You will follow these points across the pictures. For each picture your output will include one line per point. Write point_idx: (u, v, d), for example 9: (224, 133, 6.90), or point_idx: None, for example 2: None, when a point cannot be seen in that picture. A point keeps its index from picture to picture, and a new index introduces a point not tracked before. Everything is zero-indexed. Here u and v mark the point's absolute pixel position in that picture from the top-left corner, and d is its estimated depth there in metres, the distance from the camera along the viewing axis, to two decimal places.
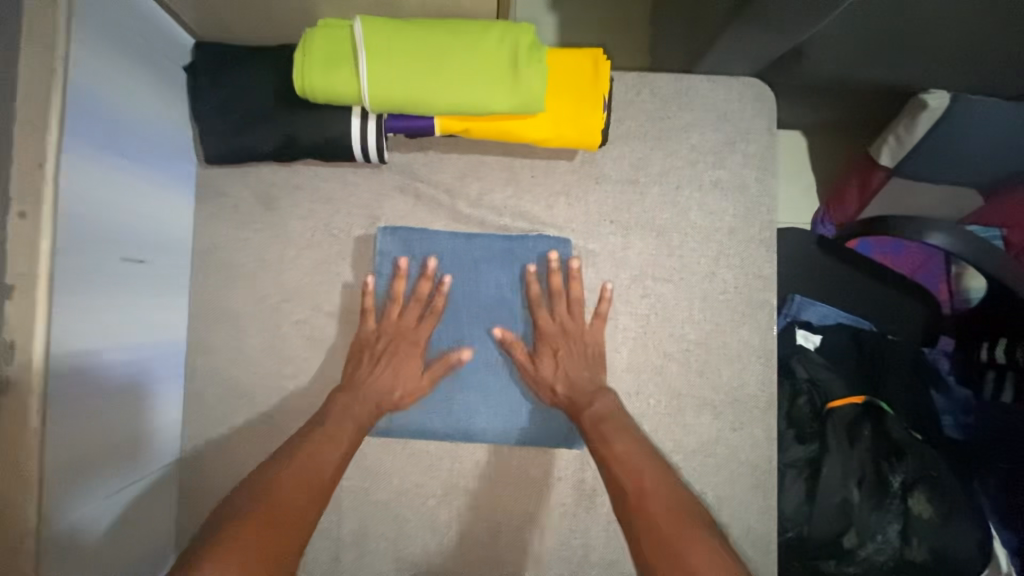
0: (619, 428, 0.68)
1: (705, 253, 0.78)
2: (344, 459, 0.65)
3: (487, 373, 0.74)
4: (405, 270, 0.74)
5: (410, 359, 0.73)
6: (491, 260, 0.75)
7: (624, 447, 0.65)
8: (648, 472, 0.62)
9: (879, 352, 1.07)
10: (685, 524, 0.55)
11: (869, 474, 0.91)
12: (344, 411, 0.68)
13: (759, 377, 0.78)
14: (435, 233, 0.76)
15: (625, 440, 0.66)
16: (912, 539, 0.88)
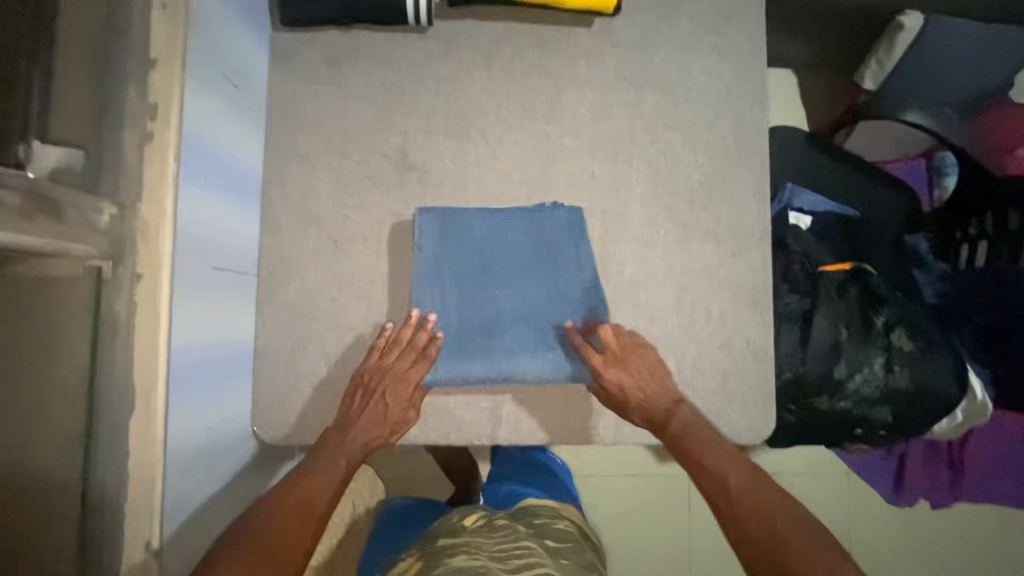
0: (700, 438, 0.79)
1: (707, 107, 0.91)
2: (337, 489, 0.75)
3: (523, 309, 0.86)
4: (446, 214, 0.86)
5: (399, 401, 0.82)
6: (513, 218, 0.87)
7: (707, 453, 0.77)
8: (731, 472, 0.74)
9: (860, 233, 1.21)
10: (773, 520, 0.67)
11: (855, 319, 1.03)
12: (336, 451, 0.78)
13: (755, 212, 0.90)
14: (463, 209, 0.87)
15: (703, 444, 0.78)
16: (894, 370, 1.00)
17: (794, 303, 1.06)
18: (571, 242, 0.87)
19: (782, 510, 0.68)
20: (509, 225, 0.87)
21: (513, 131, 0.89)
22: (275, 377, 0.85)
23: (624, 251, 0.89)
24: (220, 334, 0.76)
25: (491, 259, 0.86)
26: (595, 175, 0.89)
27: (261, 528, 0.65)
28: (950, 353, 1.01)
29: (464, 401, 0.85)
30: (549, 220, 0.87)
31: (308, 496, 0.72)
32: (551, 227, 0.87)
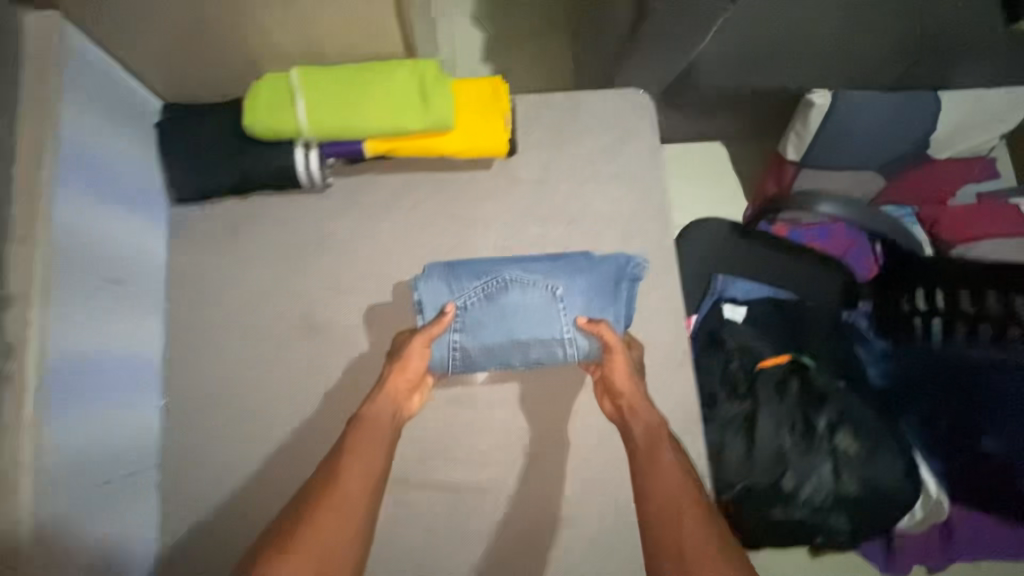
0: (663, 446, 0.72)
1: (613, 234, 0.91)
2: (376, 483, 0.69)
3: (530, 296, 0.84)
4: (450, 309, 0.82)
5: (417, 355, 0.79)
6: (539, 263, 0.86)
7: (668, 461, 0.70)
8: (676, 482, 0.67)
9: (798, 317, 1.20)
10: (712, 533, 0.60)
11: (797, 422, 1.01)
12: (373, 442, 0.72)
13: (673, 334, 0.88)
14: (493, 269, 0.85)
15: (667, 464, 0.70)
16: (844, 476, 0.97)
17: (735, 409, 1.05)
18: (588, 262, 0.86)
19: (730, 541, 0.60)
20: (530, 268, 0.85)
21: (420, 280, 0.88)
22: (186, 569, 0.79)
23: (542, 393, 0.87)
24: (111, 542, 0.71)
25: (512, 285, 0.84)
26: None
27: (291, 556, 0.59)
28: (898, 448, 0.98)
29: None
30: (572, 263, 0.86)
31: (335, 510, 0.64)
32: (585, 270, 0.86)
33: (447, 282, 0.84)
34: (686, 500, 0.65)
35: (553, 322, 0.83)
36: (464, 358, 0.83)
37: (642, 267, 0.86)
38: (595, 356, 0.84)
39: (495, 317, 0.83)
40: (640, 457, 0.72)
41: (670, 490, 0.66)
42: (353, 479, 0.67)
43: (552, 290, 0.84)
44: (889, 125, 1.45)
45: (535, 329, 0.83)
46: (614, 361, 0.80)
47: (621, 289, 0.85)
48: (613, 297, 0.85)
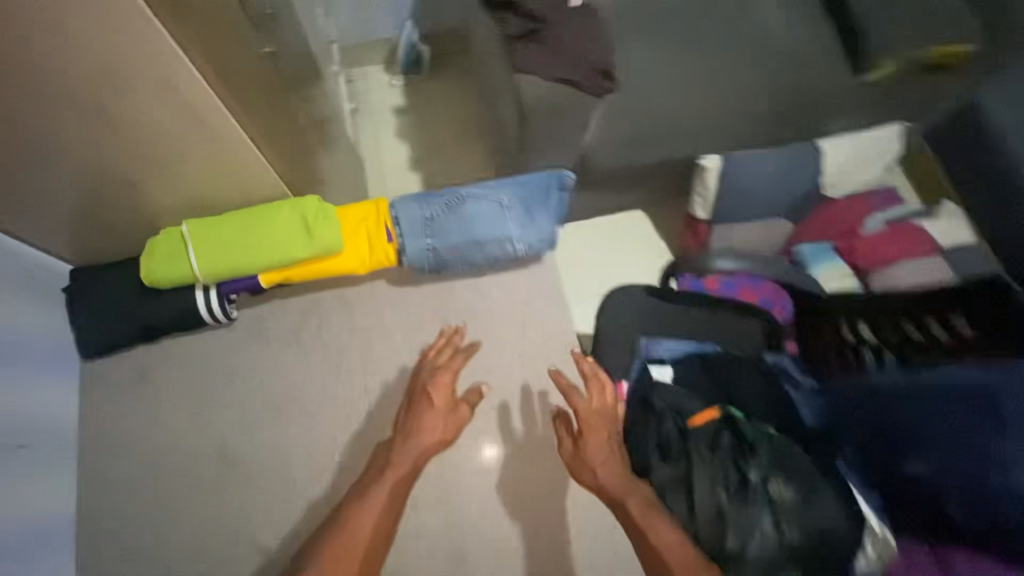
0: (654, 515, 0.86)
1: None
2: (399, 492, 0.78)
3: (477, 212, 0.91)
4: (397, 231, 0.91)
5: (439, 395, 0.88)
6: (480, 181, 0.95)
7: (663, 532, 0.83)
8: (670, 544, 0.82)
9: (725, 369, 1.22)
10: None
11: (732, 477, 1.00)
12: (395, 464, 0.81)
13: (582, 407, 0.95)
14: (448, 188, 0.95)
15: (665, 529, 0.83)
16: (784, 526, 0.95)
17: (667, 469, 1.04)
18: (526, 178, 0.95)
19: None
20: (480, 183, 0.94)
21: (334, 396, 0.91)
22: None
23: None
24: None
25: (465, 194, 0.93)
26: None
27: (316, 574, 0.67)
28: (830, 485, 0.98)
29: None
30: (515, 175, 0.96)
31: (357, 528, 0.72)
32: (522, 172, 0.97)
33: (411, 201, 0.93)
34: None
35: (500, 230, 0.92)
36: (436, 257, 0.92)
37: (570, 178, 0.94)
38: (531, 256, 0.95)
39: (454, 226, 0.91)
40: (640, 525, 0.84)
41: (667, 555, 0.80)
42: (376, 514, 0.74)
43: (498, 203, 0.92)
44: (781, 177, 1.59)
45: (481, 230, 0.91)
46: (587, 439, 0.94)
47: (553, 193, 0.93)
48: (546, 200, 0.93)
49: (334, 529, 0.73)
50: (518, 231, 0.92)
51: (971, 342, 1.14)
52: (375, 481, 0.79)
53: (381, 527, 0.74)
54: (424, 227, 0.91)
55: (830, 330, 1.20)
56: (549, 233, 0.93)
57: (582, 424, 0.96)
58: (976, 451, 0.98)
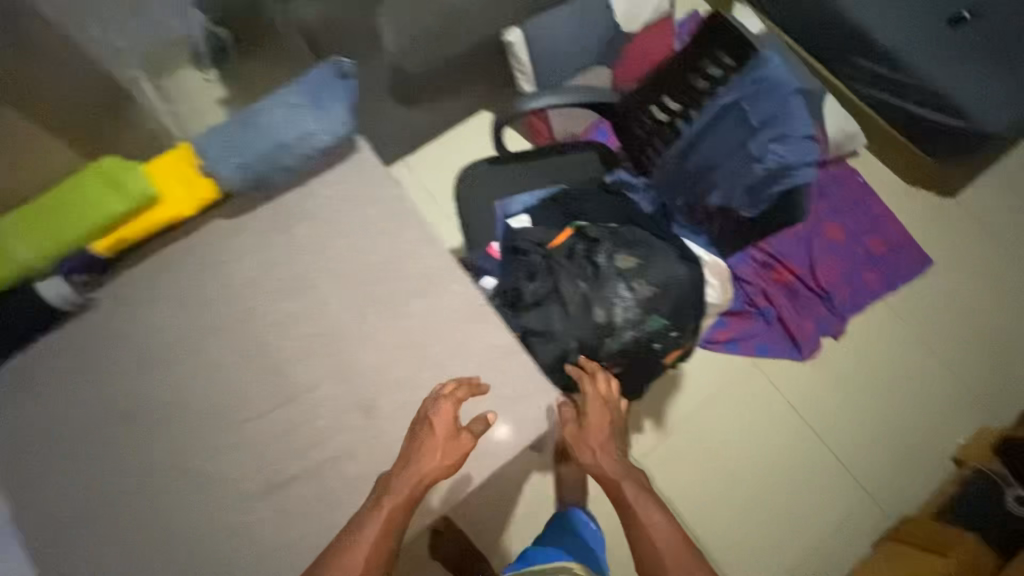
0: (648, 496, 1.02)
1: (345, 209, 1.05)
2: (406, 529, 0.82)
3: (273, 116, 0.98)
4: (204, 161, 0.96)
5: (443, 427, 0.86)
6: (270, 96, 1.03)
7: (653, 516, 0.99)
8: (662, 532, 0.96)
9: (571, 198, 1.37)
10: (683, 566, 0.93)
11: (587, 269, 1.15)
12: (404, 488, 0.83)
13: (433, 254, 1.01)
14: (241, 111, 1.01)
15: (654, 508, 1.00)
16: (636, 286, 1.11)
17: (538, 288, 1.18)
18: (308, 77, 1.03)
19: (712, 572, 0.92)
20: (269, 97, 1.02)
21: (213, 326, 0.97)
22: None
23: (355, 356, 0.96)
24: None
25: (256, 108, 1.00)
26: (293, 314, 0.98)
27: None
28: (662, 241, 1.17)
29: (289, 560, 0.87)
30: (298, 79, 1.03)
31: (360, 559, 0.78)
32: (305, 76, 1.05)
33: (208, 133, 0.99)
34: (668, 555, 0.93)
35: (300, 123, 0.99)
36: (251, 170, 0.98)
37: (346, 62, 1.03)
38: (341, 138, 1.02)
39: (256, 137, 0.97)
40: (625, 507, 1.01)
41: (655, 539, 0.96)
42: (376, 536, 0.80)
43: (289, 103, 0.99)
44: (581, 30, 1.72)
45: (283, 129, 0.98)
46: (588, 421, 1.08)
47: (334, 81, 1.01)
48: (331, 88, 1.01)
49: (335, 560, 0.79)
50: (317, 118, 1.00)
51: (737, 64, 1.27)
52: (384, 512, 0.82)
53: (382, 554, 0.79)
54: (228, 148, 0.97)
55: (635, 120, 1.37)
56: (345, 112, 1.01)
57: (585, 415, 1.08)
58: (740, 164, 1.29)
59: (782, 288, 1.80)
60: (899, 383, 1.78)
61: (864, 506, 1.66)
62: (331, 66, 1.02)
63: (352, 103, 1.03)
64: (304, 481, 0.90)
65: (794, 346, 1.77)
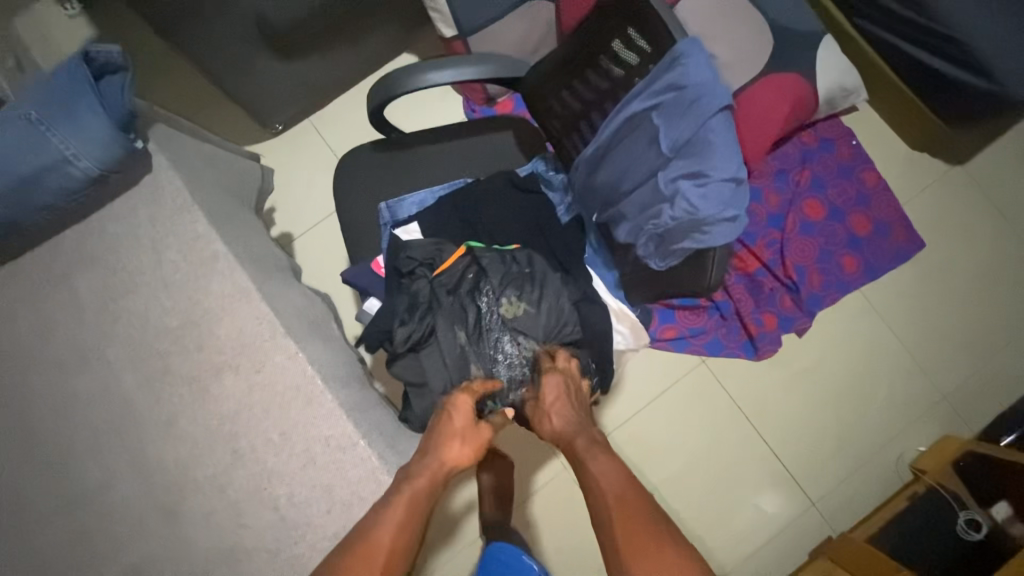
0: (604, 449, 0.79)
1: (141, 253, 0.82)
2: (412, 530, 0.70)
3: (5, 139, 0.71)
4: None
5: (462, 414, 0.82)
6: (10, 104, 0.75)
7: (604, 465, 0.77)
8: (615, 484, 0.74)
9: (472, 199, 1.09)
10: (635, 525, 0.68)
11: (470, 316, 0.96)
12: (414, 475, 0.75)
13: (252, 316, 0.81)
14: None
15: (606, 457, 0.78)
16: (522, 341, 0.94)
17: (411, 332, 0.95)
18: (58, 74, 0.74)
19: (676, 540, 0.66)
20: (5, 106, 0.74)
21: None
22: None
23: (155, 445, 0.78)
24: None
25: None
26: (78, 394, 0.79)
27: None
28: (560, 278, 0.96)
29: None
30: (47, 77, 0.74)
31: (361, 563, 0.66)
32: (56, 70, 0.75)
33: None
34: (617, 502, 0.71)
35: (43, 147, 0.72)
36: None
37: (110, 53, 0.73)
38: (112, 163, 0.76)
39: None
40: (580, 461, 0.79)
41: (604, 489, 0.74)
42: (394, 534, 0.69)
43: (27, 119, 0.71)
44: None
45: (20, 157, 0.72)
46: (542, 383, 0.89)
47: (86, 82, 0.72)
48: (82, 93, 0.72)
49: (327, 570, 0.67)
50: (70, 140, 0.73)
51: (636, 70, 0.79)
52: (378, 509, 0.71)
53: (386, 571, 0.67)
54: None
55: (547, 108, 0.99)
56: (111, 129, 0.74)
57: (540, 388, 0.89)
58: (650, 197, 0.75)
59: (743, 278, 1.59)
60: (862, 383, 1.61)
61: (808, 517, 1.56)
62: (87, 60, 0.73)
63: (125, 112, 0.76)
64: None
65: (749, 343, 1.58)
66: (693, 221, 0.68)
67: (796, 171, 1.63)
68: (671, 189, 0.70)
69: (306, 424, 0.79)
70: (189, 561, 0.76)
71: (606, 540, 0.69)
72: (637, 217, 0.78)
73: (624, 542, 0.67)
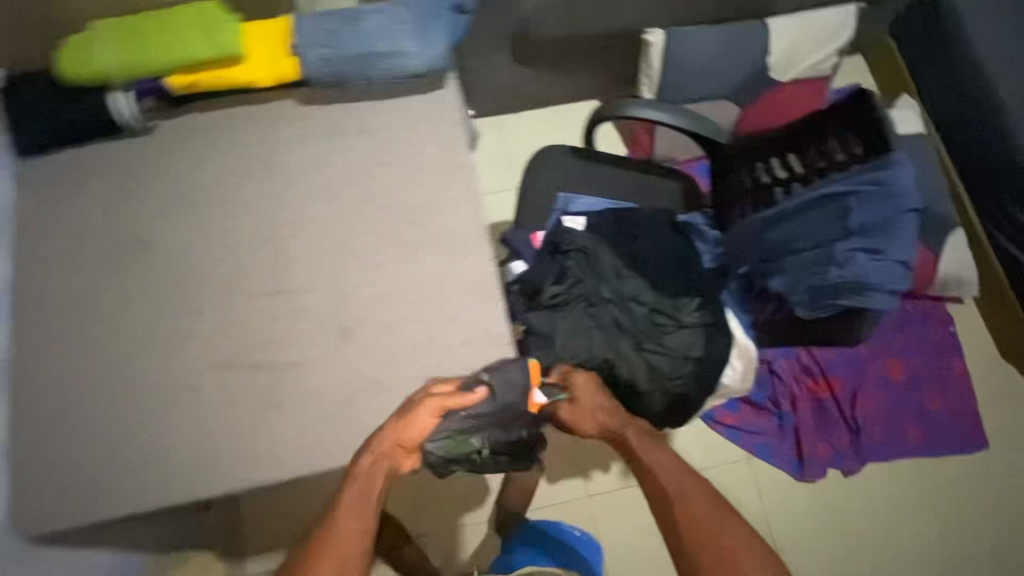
0: (655, 444, 0.99)
1: (410, 138, 1.02)
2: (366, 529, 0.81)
3: (377, 23, 0.96)
4: (296, 41, 0.96)
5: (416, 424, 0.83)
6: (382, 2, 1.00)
7: (661, 460, 0.96)
8: (673, 476, 0.94)
9: (635, 220, 1.26)
10: (695, 507, 0.90)
11: (609, 307, 1.09)
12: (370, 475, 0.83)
13: (469, 219, 0.99)
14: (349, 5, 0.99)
15: (661, 453, 0.97)
16: (645, 346, 1.06)
17: (559, 293, 1.12)
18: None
19: (728, 514, 0.90)
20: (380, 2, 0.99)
21: (247, 199, 0.98)
22: (36, 454, 0.88)
23: (358, 279, 0.95)
24: None
25: (365, 9, 0.98)
26: (320, 217, 0.98)
27: None
28: (696, 303, 1.08)
29: (220, 435, 0.89)
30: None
31: (322, 552, 0.79)
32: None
33: (312, 15, 0.97)
34: (677, 494, 0.92)
35: (398, 37, 0.96)
36: (335, 67, 0.97)
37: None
38: (430, 67, 0.99)
39: (354, 36, 0.96)
40: (637, 456, 0.97)
41: (665, 481, 0.94)
42: (349, 542, 0.80)
43: (396, 17, 0.97)
44: (721, 58, 1.60)
45: (381, 39, 0.96)
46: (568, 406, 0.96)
47: (448, 10, 0.99)
48: (441, 15, 0.98)
49: None
50: (416, 41, 0.97)
51: (844, 161, 0.92)
52: (330, 525, 0.81)
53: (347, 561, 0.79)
54: (322, 36, 0.96)
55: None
56: (445, 45, 0.98)
57: (570, 405, 0.96)
58: (819, 257, 0.92)
59: (812, 400, 1.68)
60: (889, 545, 1.62)
61: None
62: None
63: (455, 37, 1.00)
64: (260, 370, 0.91)
65: (797, 461, 1.65)
66: (857, 283, 0.86)
67: (894, 331, 1.73)
68: (846, 255, 0.88)
69: (477, 315, 0.94)
70: (347, 376, 0.91)
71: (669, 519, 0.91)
72: (800, 271, 0.95)
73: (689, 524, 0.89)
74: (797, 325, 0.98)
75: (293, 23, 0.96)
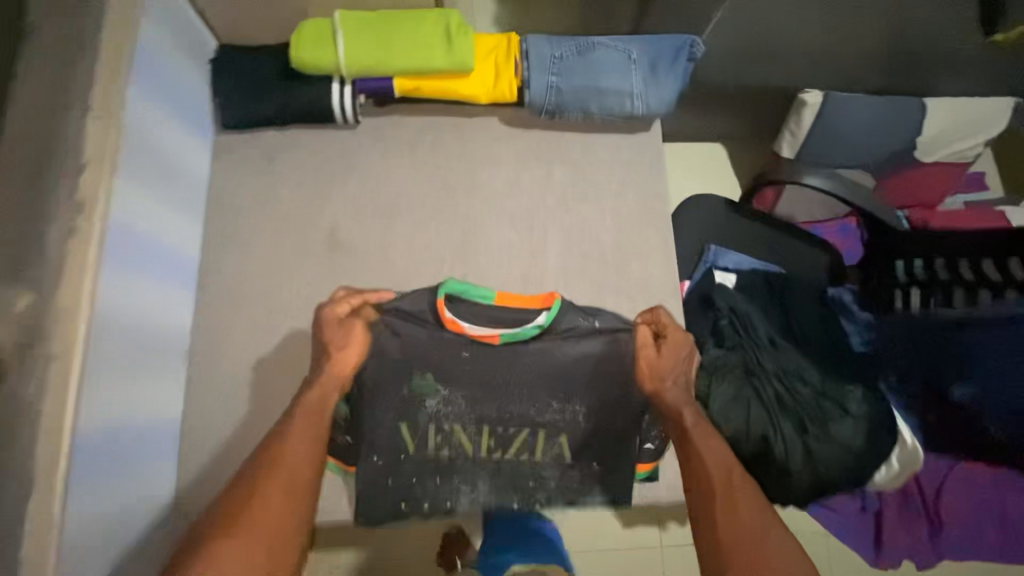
0: (709, 432, 0.82)
1: (611, 179, 1.00)
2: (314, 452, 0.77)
3: (611, 59, 0.94)
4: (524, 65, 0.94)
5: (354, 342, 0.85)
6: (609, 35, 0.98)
7: (713, 453, 0.79)
8: (721, 464, 0.78)
9: (786, 288, 1.22)
10: (746, 509, 0.72)
11: (769, 381, 1.07)
12: (310, 404, 0.81)
13: (662, 271, 0.96)
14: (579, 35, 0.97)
15: (716, 443, 0.81)
16: (808, 428, 1.03)
17: (719, 357, 1.09)
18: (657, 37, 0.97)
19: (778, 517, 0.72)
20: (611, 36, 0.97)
21: (443, 213, 0.97)
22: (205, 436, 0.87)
23: None
24: (133, 402, 0.75)
25: (598, 42, 0.96)
26: (514, 243, 0.96)
27: (211, 528, 0.68)
28: (859, 392, 1.07)
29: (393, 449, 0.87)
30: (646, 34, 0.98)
31: (270, 460, 0.75)
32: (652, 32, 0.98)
33: (543, 40, 0.95)
34: (725, 485, 0.75)
35: (629, 78, 0.94)
36: (559, 98, 0.95)
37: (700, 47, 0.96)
38: (651, 112, 0.97)
39: (585, 69, 0.94)
40: (690, 437, 0.82)
41: (712, 463, 0.78)
42: (303, 452, 0.76)
43: (628, 56, 0.95)
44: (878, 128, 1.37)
45: (611, 77, 0.94)
46: (646, 352, 0.87)
47: (681, 58, 0.96)
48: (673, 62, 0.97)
49: (251, 468, 0.74)
50: (645, 84, 0.95)
51: None
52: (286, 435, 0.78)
53: (290, 488, 0.73)
54: (550, 64, 0.94)
55: (885, 262, 1.16)
56: (671, 92, 0.96)
57: (643, 351, 0.87)
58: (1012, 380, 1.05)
59: None
60: None
61: None
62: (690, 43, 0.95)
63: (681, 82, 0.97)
64: None
65: None
66: None
67: None
68: None
69: None
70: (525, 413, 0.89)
71: (707, 521, 0.72)
72: (993, 387, 1.05)
73: (727, 518, 0.71)
74: (971, 437, 1.09)
75: (525, 45, 0.94)
